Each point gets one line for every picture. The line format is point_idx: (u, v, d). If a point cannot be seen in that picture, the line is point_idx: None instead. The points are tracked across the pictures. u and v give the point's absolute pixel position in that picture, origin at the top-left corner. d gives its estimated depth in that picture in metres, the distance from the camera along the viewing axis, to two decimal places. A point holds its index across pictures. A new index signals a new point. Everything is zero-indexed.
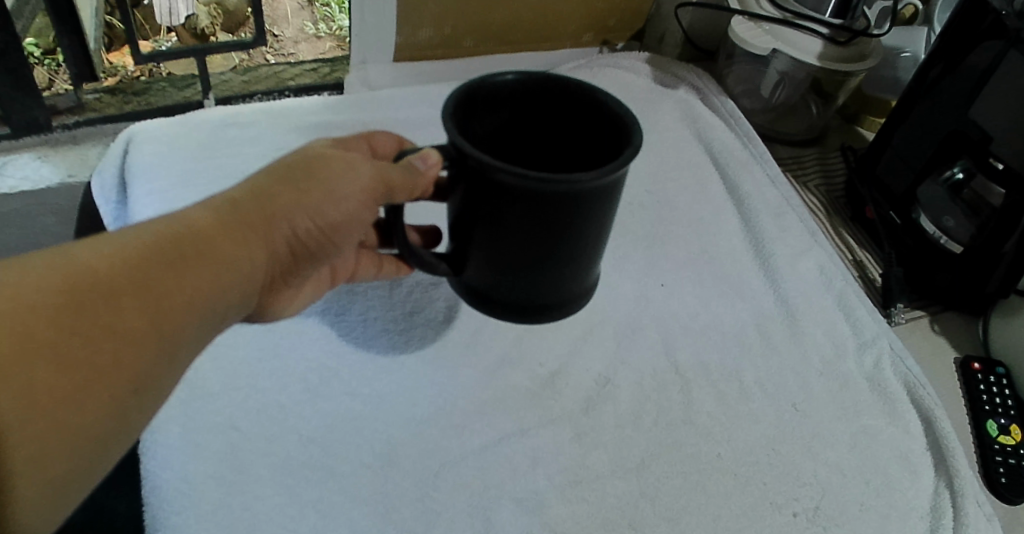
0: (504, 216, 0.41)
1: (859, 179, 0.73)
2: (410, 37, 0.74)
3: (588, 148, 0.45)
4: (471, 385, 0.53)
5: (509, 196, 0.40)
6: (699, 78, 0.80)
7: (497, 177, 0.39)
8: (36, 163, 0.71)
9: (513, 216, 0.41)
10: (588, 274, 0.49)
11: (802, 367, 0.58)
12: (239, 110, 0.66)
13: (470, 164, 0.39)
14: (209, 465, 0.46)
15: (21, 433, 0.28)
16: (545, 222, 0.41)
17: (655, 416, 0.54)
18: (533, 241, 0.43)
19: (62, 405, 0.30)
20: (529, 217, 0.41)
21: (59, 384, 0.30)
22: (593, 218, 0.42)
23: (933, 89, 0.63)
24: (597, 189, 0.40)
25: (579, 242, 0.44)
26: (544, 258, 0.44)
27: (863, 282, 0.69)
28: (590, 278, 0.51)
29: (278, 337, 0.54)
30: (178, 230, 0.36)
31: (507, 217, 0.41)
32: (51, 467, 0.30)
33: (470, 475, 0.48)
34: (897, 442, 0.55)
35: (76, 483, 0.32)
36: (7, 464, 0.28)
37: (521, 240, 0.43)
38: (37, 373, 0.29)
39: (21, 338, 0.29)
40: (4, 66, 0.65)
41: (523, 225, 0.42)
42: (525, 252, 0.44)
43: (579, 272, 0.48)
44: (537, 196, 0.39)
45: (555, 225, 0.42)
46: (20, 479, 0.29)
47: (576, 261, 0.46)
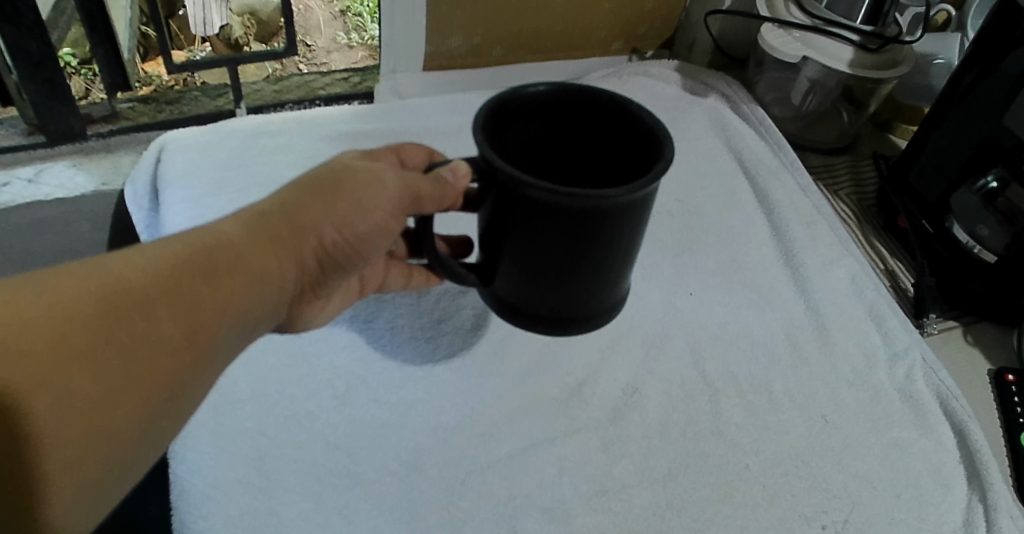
0: (534, 230, 0.41)
1: (891, 188, 0.72)
2: (440, 46, 0.74)
3: (619, 161, 0.45)
4: (498, 393, 0.53)
5: (539, 211, 0.40)
6: (728, 86, 0.79)
7: (527, 192, 0.39)
8: (72, 170, 0.72)
9: (542, 231, 0.41)
10: (619, 286, 0.49)
11: (833, 378, 0.58)
12: (270, 118, 0.67)
13: (501, 179, 0.39)
14: (236, 470, 0.46)
15: (60, 438, 0.29)
16: (574, 237, 0.41)
17: (682, 426, 0.53)
18: (563, 255, 0.43)
19: (98, 410, 0.30)
20: (559, 232, 0.41)
21: (96, 390, 0.30)
22: (623, 233, 0.42)
23: (967, 96, 0.62)
24: (627, 205, 0.39)
25: (610, 256, 0.44)
26: (574, 272, 0.44)
27: (895, 291, 0.68)
28: (621, 290, 0.50)
29: (307, 345, 0.54)
30: (209, 241, 0.37)
31: (536, 232, 0.41)
32: (87, 473, 0.30)
33: (496, 483, 0.48)
34: (929, 455, 0.54)
35: (110, 488, 0.32)
36: (46, 465, 0.28)
37: (551, 254, 0.43)
38: (77, 378, 0.29)
39: (59, 344, 0.29)
40: (41, 76, 0.66)
41: (553, 240, 0.42)
42: (554, 266, 0.44)
43: (610, 284, 0.47)
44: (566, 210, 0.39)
45: (585, 239, 0.41)
46: (59, 483, 0.29)
47: (607, 274, 0.46)
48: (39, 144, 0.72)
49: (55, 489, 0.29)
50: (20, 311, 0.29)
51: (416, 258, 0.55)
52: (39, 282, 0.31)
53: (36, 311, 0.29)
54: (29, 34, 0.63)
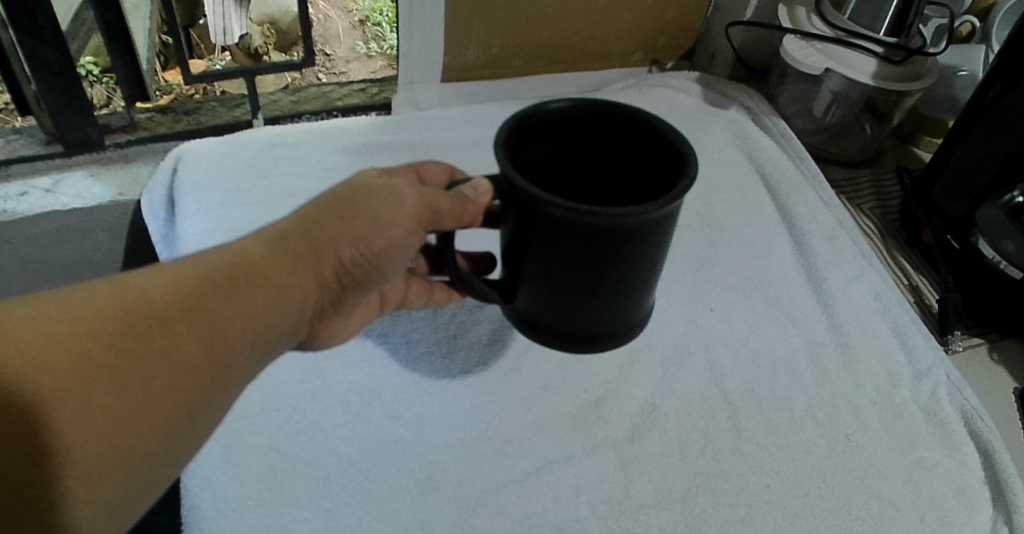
0: (555, 249, 0.41)
1: (916, 203, 0.70)
2: (458, 58, 0.74)
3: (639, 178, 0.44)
4: (515, 410, 0.52)
5: (560, 230, 0.39)
6: (750, 99, 0.78)
7: (548, 212, 0.38)
8: (89, 180, 0.72)
9: (564, 251, 0.41)
10: (643, 303, 0.48)
11: (855, 396, 0.56)
12: (287, 130, 0.67)
13: (522, 199, 0.39)
14: (248, 486, 0.46)
15: (79, 452, 0.28)
16: (596, 256, 0.40)
17: (701, 445, 0.52)
18: (585, 273, 0.42)
19: (118, 425, 0.29)
20: (582, 251, 0.40)
21: (117, 406, 0.30)
22: (645, 252, 0.41)
23: (993, 111, 0.61)
24: (650, 225, 0.39)
25: (633, 275, 0.43)
26: (597, 290, 0.44)
27: (920, 308, 0.67)
28: (643, 307, 0.49)
29: (322, 360, 0.53)
30: (229, 258, 0.36)
31: (557, 251, 0.41)
32: (106, 488, 0.29)
33: (511, 501, 0.47)
34: (954, 477, 0.52)
35: (131, 503, 0.31)
36: (64, 479, 0.28)
37: (573, 273, 0.42)
38: (97, 393, 0.29)
39: (80, 359, 0.29)
40: (60, 87, 0.66)
41: (574, 258, 0.41)
42: (578, 284, 0.43)
43: (633, 302, 0.47)
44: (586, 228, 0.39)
45: (607, 258, 0.41)
46: (80, 499, 0.29)
47: (629, 292, 0.45)
48: (58, 154, 0.72)
49: (74, 506, 0.29)
50: (42, 326, 0.29)
51: (437, 274, 0.55)
52: (64, 298, 0.31)
53: (60, 326, 0.29)
54: (49, 45, 0.63)
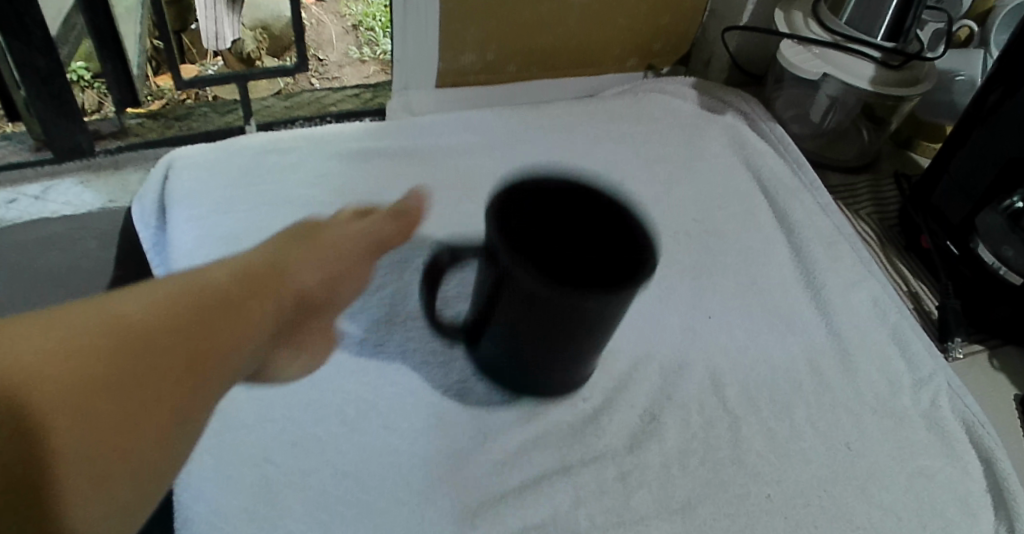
0: (525, 305, 0.44)
1: (914, 208, 0.70)
2: (453, 63, 0.73)
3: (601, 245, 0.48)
4: (513, 419, 0.51)
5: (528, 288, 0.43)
6: (746, 103, 0.78)
7: (524, 274, 0.42)
8: (79, 188, 0.71)
9: (532, 307, 0.44)
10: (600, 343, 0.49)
11: (856, 404, 0.56)
12: (280, 137, 0.66)
13: (502, 257, 0.43)
14: (241, 499, 0.45)
15: (78, 452, 0.31)
16: (562, 314, 0.44)
17: (701, 455, 0.51)
18: (550, 327, 0.45)
19: (109, 430, 0.32)
20: (548, 309, 0.44)
21: (104, 411, 0.32)
22: (605, 318, 0.44)
23: (993, 114, 0.60)
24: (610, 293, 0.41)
25: (596, 331, 0.46)
26: (562, 339, 0.47)
27: (919, 314, 0.66)
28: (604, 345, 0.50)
29: (315, 369, 0.51)
30: (201, 288, 0.40)
31: (527, 306, 0.44)
32: (105, 492, 0.32)
33: (509, 514, 0.46)
34: (956, 485, 0.52)
35: (125, 512, 0.33)
36: (65, 479, 0.30)
37: (546, 328, 0.45)
38: (86, 400, 0.32)
39: (65, 371, 0.32)
40: (49, 93, 0.65)
41: (543, 314, 0.44)
42: (540, 333, 0.46)
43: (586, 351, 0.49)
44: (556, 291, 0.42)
45: (569, 315, 0.44)
46: (81, 499, 0.31)
47: (593, 342, 0.48)
48: (47, 161, 0.71)
49: (76, 506, 0.31)
50: (32, 346, 0.32)
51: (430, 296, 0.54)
52: (39, 322, 0.34)
53: (48, 346, 0.32)
54: (38, 51, 0.62)
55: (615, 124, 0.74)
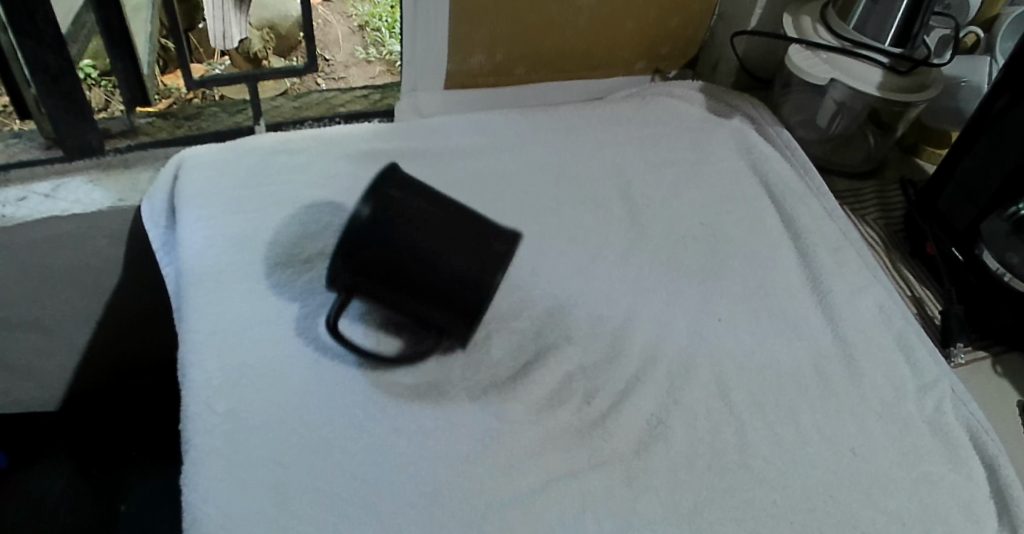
0: (391, 265, 0.48)
1: (919, 214, 0.70)
2: (461, 65, 0.74)
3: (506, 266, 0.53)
4: (521, 421, 0.51)
5: (412, 245, 0.48)
6: (753, 108, 0.78)
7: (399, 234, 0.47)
8: (88, 186, 0.69)
9: (364, 260, 0.48)
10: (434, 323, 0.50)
11: (862, 409, 0.56)
12: (290, 137, 0.66)
13: (389, 222, 0.48)
14: (249, 499, 0.45)
15: None
16: (429, 279, 0.48)
17: (707, 459, 0.52)
18: (429, 298, 0.49)
19: None
20: (419, 270, 0.48)
21: None
22: (475, 307, 0.49)
23: (999, 121, 0.60)
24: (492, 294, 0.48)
25: (468, 319, 0.49)
26: (434, 316, 0.50)
27: (922, 320, 0.66)
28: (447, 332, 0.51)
29: (324, 370, 0.51)
30: None
31: (397, 271, 0.48)
32: None
33: (518, 518, 0.46)
34: (960, 491, 0.52)
35: None
36: None
37: (404, 288, 0.49)
38: None
39: None
40: (60, 90, 0.65)
41: (410, 276, 0.48)
42: (379, 295, 0.50)
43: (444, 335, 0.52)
44: (442, 251, 0.48)
45: (448, 289, 0.48)
46: None
47: (468, 333, 0.50)
48: (58, 159, 0.70)
49: None
50: None
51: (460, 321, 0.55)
52: None
53: None
54: (49, 48, 0.62)
55: (622, 127, 0.75)
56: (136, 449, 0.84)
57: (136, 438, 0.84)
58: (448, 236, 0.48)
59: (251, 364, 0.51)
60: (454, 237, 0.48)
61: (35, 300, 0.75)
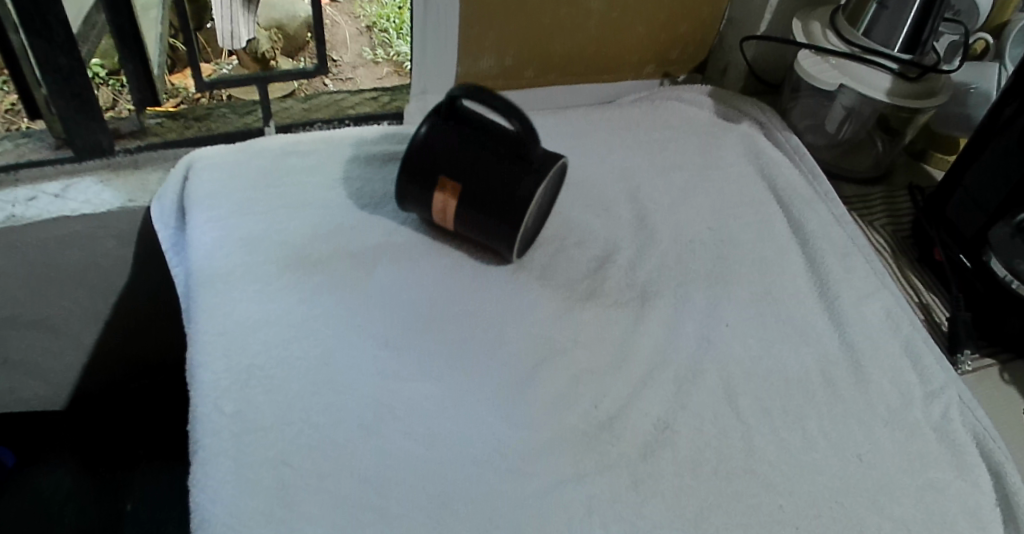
0: (452, 166, 0.57)
1: (927, 220, 0.70)
2: (471, 68, 0.74)
3: (553, 187, 0.61)
4: (528, 425, 0.51)
5: (478, 142, 0.57)
6: (762, 113, 0.78)
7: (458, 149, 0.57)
8: (98, 186, 0.70)
9: (434, 160, 0.57)
10: (486, 232, 0.58)
11: (869, 416, 0.56)
12: (300, 139, 0.67)
13: (448, 139, 0.57)
14: (257, 500, 0.45)
15: None
16: (488, 165, 0.56)
17: (714, 464, 0.52)
18: (481, 205, 0.57)
19: None
20: (480, 162, 0.56)
21: None
22: (522, 198, 0.56)
23: (1007, 128, 0.60)
24: (540, 178, 0.56)
25: (512, 205, 0.56)
26: (487, 212, 0.57)
27: (929, 326, 0.66)
28: (496, 240, 0.58)
29: (333, 372, 0.51)
30: None
31: (453, 179, 0.57)
32: None
33: (525, 521, 0.46)
34: (965, 498, 0.52)
35: None
36: None
37: (465, 183, 0.57)
38: None
39: None
40: (71, 90, 0.65)
41: (472, 167, 0.56)
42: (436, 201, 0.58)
43: (494, 240, 0.59)
44: (502, 139, 0.57)
45: (504, 169, 0.56)
46: None
47: (513, 235, 0.57)
48: (67, 159, 0.70)
49: None
50: None
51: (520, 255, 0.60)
52: None
53: None
54: (60, 48, 0.62)
55: (631, 131, 0.75)
56: (142, 448, 0.84)
57: (144, 438, 0.84)
58: (496, 153, 0.57)
59: (260, 366, 0.51)
60: (512, 141, 0.57)
61: (43, 299, 0.75)
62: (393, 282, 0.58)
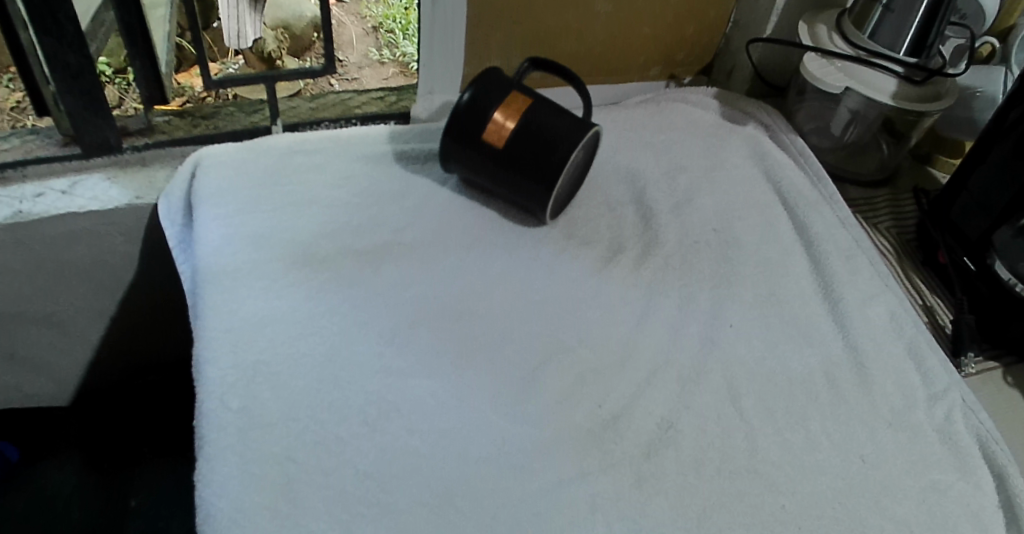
0: (496, 128, 0.59)
1: (932, 223, 0.70)
2: (478, 69, 0.74)
3: (586, 154, 0.64)
4: (533, 423, 0.51)
5: (517, 110, 0.59)
6: (767, 116, 0.78)
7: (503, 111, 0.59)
8: (106, 183, 0.70)
9: (473, 130, 0.60)
10: (523, 193, 0.61)
11: (872, 417, 0.56)
12: (306, 137, 0.67)
13: (493, 102, 0.60)
14: (262, 495, 0.45)
15: None
16: (525, 133, 0.59)
17: (717, 463, 0.52)
18: (520, 166, 0.60)
19: None
20: (517, 131, 0.59)
21: None
22: (559, 164, 0.59)
23: (1012, 131, 0.60)
24: (575, 145, 0.59)
25: (552, 168, 0.59)
26: (525, 177, 0.60)
27: (933, 328, 0.66)
28: (532, 201, 0.61)
29: (339, 369, 0.52)
30: None
31: (497, 141, 0.59)
32: None
33: (529, 518, 0.46)
34: (968, 500, 0.52)
35: None
36: None
37: (503, 151, 0.60)
38: None
39: None
40: (80, 88, 0.66)
41: (509, 136, 0.59)
42: (476, 161, 0.61)
43: (530, 202, 0.62)
44: (538, 107, 0.60)
45: (541, 136, 0.59)
46: None
47: (548, 196, 0.60)
48: (76, 156, 0.70)
49: None
50: None
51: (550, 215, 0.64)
52: None
53: None
54: (70, 46, 0.63)
55: (636, 132, 0.75)
56: (148, 445, 0.82)
57: (149, 435, 0.83)
58: (540, 118, 0.60)
59: (267, 362, 0.51)
60: (554, 108, 0.60)
61: (48, 295, 0.75)
62: (398, 280, 0.58)
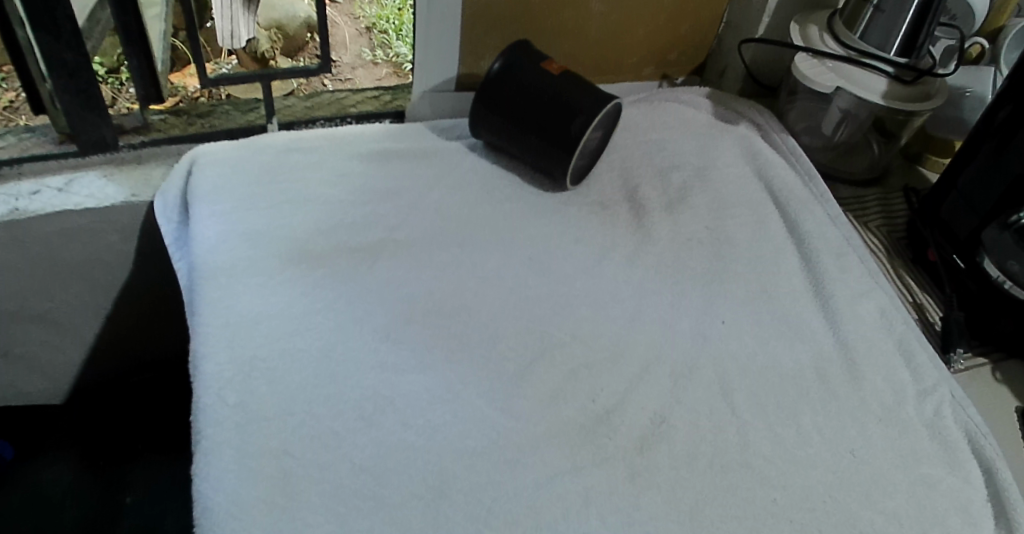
0: (520, 95, 0.64)
1: (921, 221, 0.71)
2: (473, 68, 0.75)
3: (607, 125, 0.68)
4: (527, 418, 0.52)
5: (540, 79, 0.64)
6: (760, 115, 0.78)
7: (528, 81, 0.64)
8: (102, 181, 0.70)
9: (501, 96, 0.65)
10: (543, 157, 0.66)
11: (862, 412, 0.56)
12: (302, 136, 0.67)
13: (519, 73, 0.64)
14: (259, 489, 0.45)
15: None
16: (546, 101, 0.63)
17: (710, 458, 0.52)
18: (540, 132, 0.64)
19: None
20: (542, 99, 0.64)
21: None
22: (577, 133, 0.63)
23: (1001, 129, 0.61)
24: (592, 118, 0.63)
25: (569, 136, 0.63)
26: (545, 143, 0.65)
27: (923, 325, 0.67)
28: (551, 165, 0.66)
29: (335, 364, 0.52)
30: None
31: (520, 107, 0.64)
32: None
33: (523, 511, 0.47)
34: (956, 493, 0.53)
35: None
36: None
37: (527, 118, 0.64)
38: None
39: None
40: (76, 86, 0.66)
41: (533, 103, 0.64)
42: (501, 125, 0.66)
43: (551, 167, 0.67)
44: (559, 78, 0.64)
45: (561, 104, 0.63)
46: None
47: (566, 163, 0.65)
48: (72, 154, 0.71)
49: None
50: None
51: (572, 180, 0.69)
52: None
53: None
54: (67, 44, 0.63)
55: (630, 131, 0.76)
56: (142, 442, 0.84)
57: (144, 432, 0.84)
58: (561, 89, 0.64)
59: (264, 358, 0.51)
60: (575, 82, 0.64)
61: (44, 293, 0.75)
62: (394, 276, 0.58)
